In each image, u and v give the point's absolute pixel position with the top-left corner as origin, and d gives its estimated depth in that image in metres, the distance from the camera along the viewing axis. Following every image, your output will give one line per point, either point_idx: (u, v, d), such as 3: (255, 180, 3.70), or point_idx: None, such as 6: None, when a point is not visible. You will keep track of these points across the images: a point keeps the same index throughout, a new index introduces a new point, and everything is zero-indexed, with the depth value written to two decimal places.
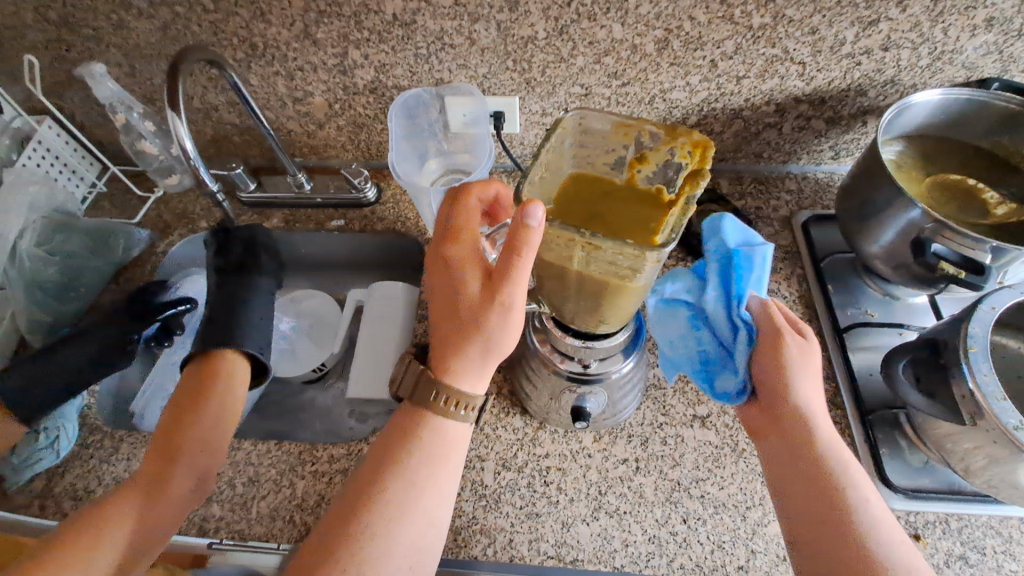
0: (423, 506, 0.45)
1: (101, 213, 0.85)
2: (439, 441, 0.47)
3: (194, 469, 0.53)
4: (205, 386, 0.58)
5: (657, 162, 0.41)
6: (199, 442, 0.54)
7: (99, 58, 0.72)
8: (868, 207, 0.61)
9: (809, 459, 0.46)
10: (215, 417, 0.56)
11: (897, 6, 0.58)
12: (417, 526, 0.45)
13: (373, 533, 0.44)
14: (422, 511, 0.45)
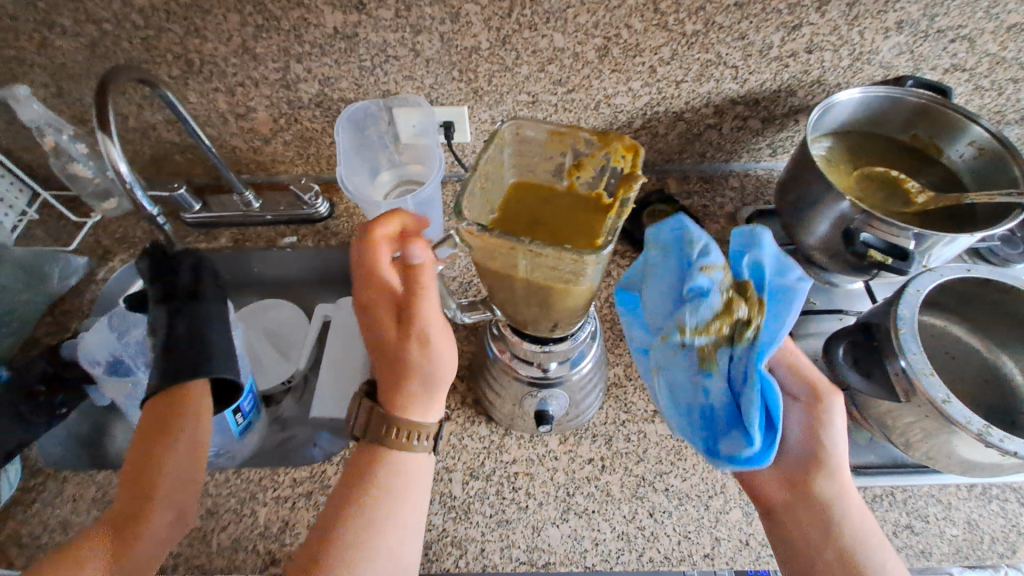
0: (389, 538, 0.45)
1: (33, 241, 0.80)
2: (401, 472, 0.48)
3: (174, 499, 0.51)
4: (177, 417, 0.54)
5: (594, 167, 0.42)
6: (178, 476, 0.52)
7: (21, 79, 0.68)
8: (804, 201, 0.64)
9: (832, 558, 0.44)
10: (189, 449, 0.53)
11: (817, 11, 0.62)
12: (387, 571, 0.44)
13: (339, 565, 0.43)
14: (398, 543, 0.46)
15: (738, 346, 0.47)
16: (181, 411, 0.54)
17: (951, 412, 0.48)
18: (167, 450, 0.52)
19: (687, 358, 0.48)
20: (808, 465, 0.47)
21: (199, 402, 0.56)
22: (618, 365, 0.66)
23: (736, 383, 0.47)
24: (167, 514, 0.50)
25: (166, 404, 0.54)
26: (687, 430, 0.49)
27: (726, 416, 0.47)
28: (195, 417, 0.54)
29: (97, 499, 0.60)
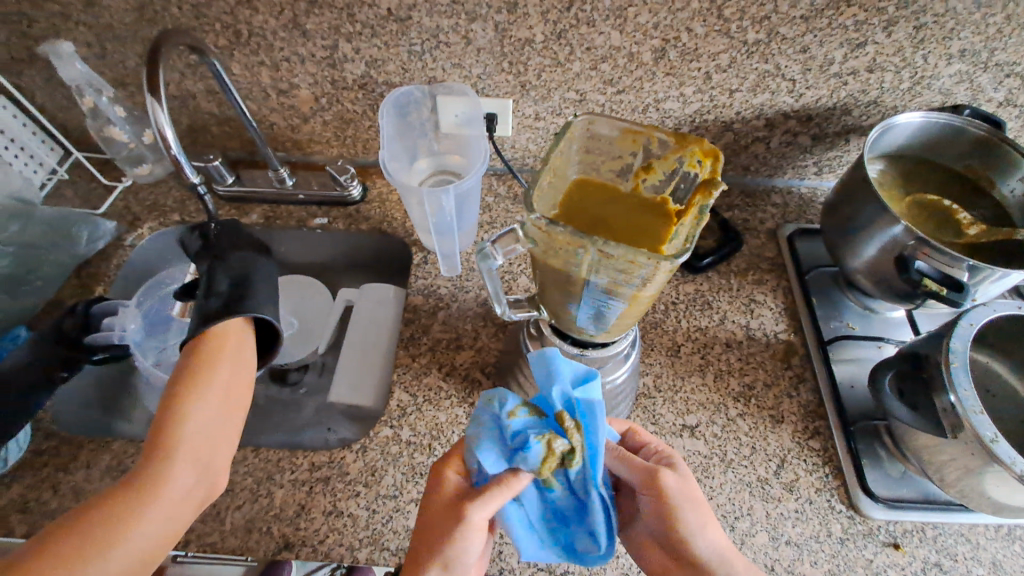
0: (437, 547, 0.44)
1: (62, 201, 0.79)
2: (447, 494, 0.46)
3: (206, 455, 0.47)
4: (209, 363, 0.50)
5: (665, 170, 0.40)
6: (207, 427, 0.48)
7: (66, 37, 0.67)
8: (852, 223, 0.63)
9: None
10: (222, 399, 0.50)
11: (884, 30, 0.60)
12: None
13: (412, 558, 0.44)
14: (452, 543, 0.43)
15: (572, 468, 0.43)
16: (214, 357, 0.51)
17: (998, 452, 0.46)
18: (198, 397, 0.49)
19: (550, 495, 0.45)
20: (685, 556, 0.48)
21: (233, 349, 0.53)
22: (648, 375, 0.64)
23: (577, 493, 0.44)
24: (191, 475, 0.46)
25: (201, 350, 0.51)
26: (540, 540, 0.46)
27: (575, 513, 0.46)
28: (228, 367, 0.51)
29: (112, 467, 0.59)
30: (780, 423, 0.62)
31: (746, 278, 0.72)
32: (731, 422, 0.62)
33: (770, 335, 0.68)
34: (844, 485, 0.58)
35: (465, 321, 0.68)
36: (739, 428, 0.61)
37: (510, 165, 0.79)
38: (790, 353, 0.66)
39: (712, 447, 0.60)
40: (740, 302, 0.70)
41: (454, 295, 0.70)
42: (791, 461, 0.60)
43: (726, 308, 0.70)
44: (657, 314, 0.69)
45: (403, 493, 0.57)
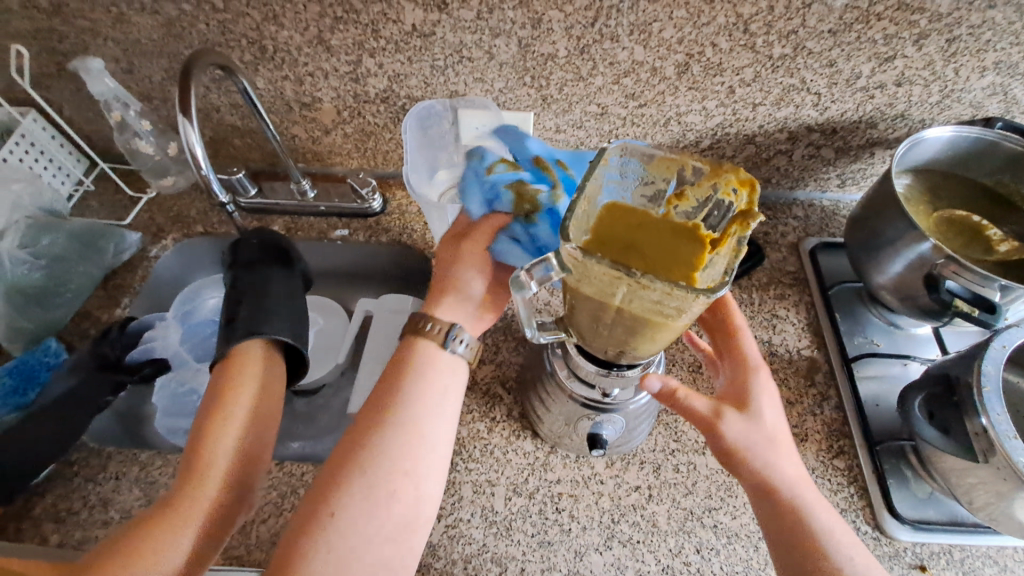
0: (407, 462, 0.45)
1: (88, 212, 0.81)
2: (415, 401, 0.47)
3: (236, 475, 0.48)
4: (233, 387, 0.52)
5: (697, 197, 0.41)
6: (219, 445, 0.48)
7: (95, 51, 0.68)
8: (878, 239, 0.62)
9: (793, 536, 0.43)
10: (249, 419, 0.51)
11: (914, 44, 0.59)
12: (411, 452, 0.45)
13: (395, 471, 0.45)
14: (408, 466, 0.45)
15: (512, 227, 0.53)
16: (236, 381, 0.52)
17: None
18: (225, 422, 0.49)
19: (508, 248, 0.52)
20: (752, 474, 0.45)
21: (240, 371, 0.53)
22: None
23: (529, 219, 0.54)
24: (228, 496, 0.47)
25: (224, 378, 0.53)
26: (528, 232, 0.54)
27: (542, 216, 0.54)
28: (249, 393, 0.52)
29: (139, 479, 0.60)
30: (803, 442, 0.61)
31: (767, 293, 0.72)
32: None
33: (793, 351, 0.67)
34: (870, 506, 0.58)
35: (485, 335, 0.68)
36: None
37: None
38: (813, 370, 0.66)
39: None
40: (762, 317, 0.70)
41: None
42: (815, 481, 0.59)
43: (748, 323, 0.69)
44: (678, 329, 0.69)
45: None
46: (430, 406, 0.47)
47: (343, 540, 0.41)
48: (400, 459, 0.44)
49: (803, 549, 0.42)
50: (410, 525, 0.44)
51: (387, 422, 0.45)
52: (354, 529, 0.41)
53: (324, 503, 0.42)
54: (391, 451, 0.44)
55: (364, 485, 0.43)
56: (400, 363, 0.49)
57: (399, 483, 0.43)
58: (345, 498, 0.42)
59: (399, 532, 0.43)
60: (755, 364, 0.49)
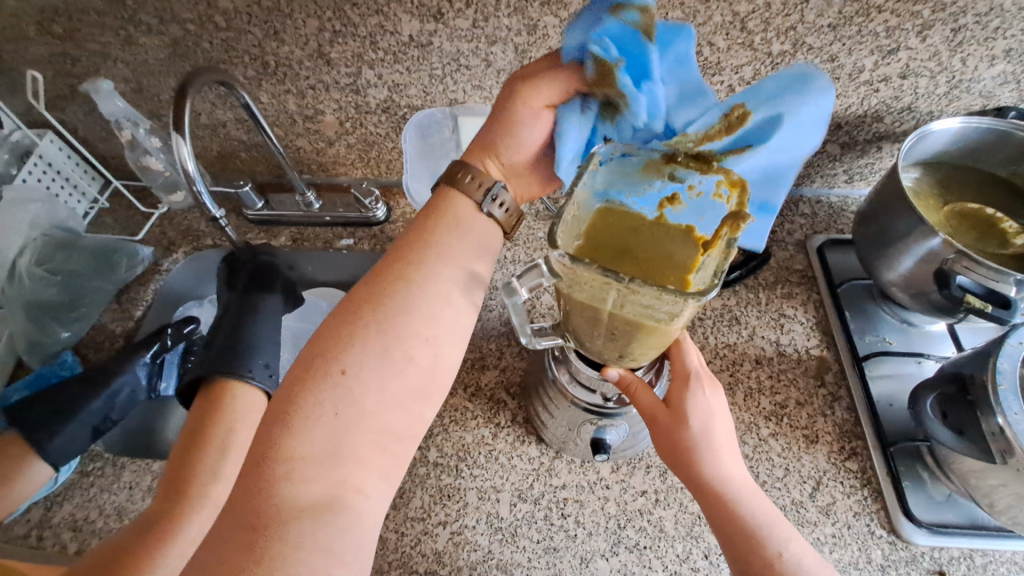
0: (415, 332, 0.44)
1: (103, 228, 0.83)
2: (431, 268, 0.46)
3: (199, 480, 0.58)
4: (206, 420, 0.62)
5: (690, 200, 0.42)
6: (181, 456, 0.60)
7: (106, 73, 0.70)
8: (887, 235, 0.61)
9: (736, 534, 0.44)
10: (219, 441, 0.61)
11: (918, 36, 0.58)
12: (436, 315, 0.45)
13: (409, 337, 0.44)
14: (416, 333, 0.44)
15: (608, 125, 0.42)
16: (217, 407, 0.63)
17: None
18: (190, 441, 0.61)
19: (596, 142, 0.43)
20: (693, 478, 0.46)
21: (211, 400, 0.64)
22: None
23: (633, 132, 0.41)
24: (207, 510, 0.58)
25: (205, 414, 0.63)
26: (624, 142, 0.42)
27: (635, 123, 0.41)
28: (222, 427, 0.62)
29: (153, 488, 0.62)
30: (814, 443, 0.60)
31: (775, 292, 0.71)
32: (763, 443, 0.60)
33: (801, 351, 0.66)
34: (884, 509, 0.56)
35: (489, 339, 0.68)
36: (772, 449, 0.60)
37: None
38: (823, 370, 0.65)
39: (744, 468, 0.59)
40: (769, 317, 0.69)
41: (478, 314, 0.70)
42: (826, 484, 0.58)
43: (755, 323, 0.68)
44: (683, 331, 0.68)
45: (431, 516, 0.57)
46: (458, 270, 0.47)
47: (356, 398, 0.41)
48: (420, 316, 0.45)
49: (738, 550, 0.44)
50: (422, 394, 0.45)
51: (415, 279, 0.46)
52: (366, 389, 0.42)
53: (335, 360, 0.42)
54: (419, 304, 0.45)
55: (381, 342, 0.43)
56: (436, 207, 0.48)
57: (419, 347, 0.44)
58: (358, 358, 0.42)
59: (410, 401, 0.44)
60: (690, 375, 0.47)
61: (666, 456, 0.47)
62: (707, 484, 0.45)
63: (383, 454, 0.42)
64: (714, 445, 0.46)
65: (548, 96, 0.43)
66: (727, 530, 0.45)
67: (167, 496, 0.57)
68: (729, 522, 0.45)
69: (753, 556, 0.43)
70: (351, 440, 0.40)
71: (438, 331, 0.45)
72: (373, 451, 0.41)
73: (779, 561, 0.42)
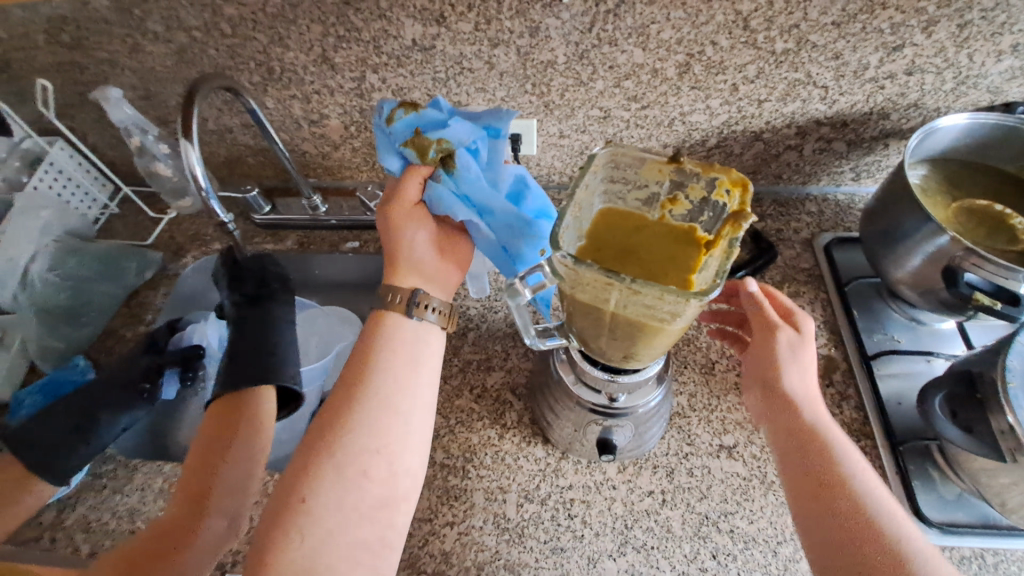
0: (369, 449, 0.45)
1: (114, 234, 0.85)
2: (374, 394, 0.46)
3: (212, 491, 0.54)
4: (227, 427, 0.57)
5: (691, 199, 0.41)
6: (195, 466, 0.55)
7: (114, 81, 0.71)
8: (894, 233, 0.60)
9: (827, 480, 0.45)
10: (238, 450, 0.55)
11: (923, 32, 0.58)
12: (389, 431, 0.46)
13: (364, 458, 0.44)
14: (372, 451, 0.45)
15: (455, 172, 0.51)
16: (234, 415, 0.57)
17: None
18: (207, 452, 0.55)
19: (461, 185, 0.51)
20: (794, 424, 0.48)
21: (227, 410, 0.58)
22: (682, 395, 0.63)
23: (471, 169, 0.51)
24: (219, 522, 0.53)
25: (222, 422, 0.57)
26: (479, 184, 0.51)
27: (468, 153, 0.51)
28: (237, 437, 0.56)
29: (164, 490, 0.62)
30: None
31: (781, 291, 0.70)
32: None
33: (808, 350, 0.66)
34: None
35: (494, 341, 0.68)
36: None
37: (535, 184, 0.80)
38: (831, 369, 0.64)
39: (752, 468, 0.58)
40: None
41: (484, 316, 0.70)
42: None
43: None
44: (689, 330, 0.68)
45: (438, 517, 0.57)
46: (405, 389, 0.47)
47: (321, 522, 0.42)
48: (378, 432, 0.45)
49: (825, 494, 0.45)
50: (387, 503, 0.45)
51: (360, 407, 0.46)
52: (330, 510, 0.42)
53: (296, 490, 0.43)
54: (367, 426, 0.45)
55: (335, 466, 0.43)
56: (367, 341, 0.49)
57: (377, 465, 0.45)
58: (315, 485, 0.43)
59: (376, 511, 0.44)
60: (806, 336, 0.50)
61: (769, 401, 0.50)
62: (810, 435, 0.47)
63: (358, 568, 0.42)
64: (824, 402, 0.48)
65: (410, 187, 0.52)
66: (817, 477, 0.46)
67: (181, 507, 0.53)
68: (821, 466, 0.46)
69: (838, 501, 0.44)
70: (322, 561, 0.41)
71: (395, 441, 0.46)
72: (349, 564, 0.42)
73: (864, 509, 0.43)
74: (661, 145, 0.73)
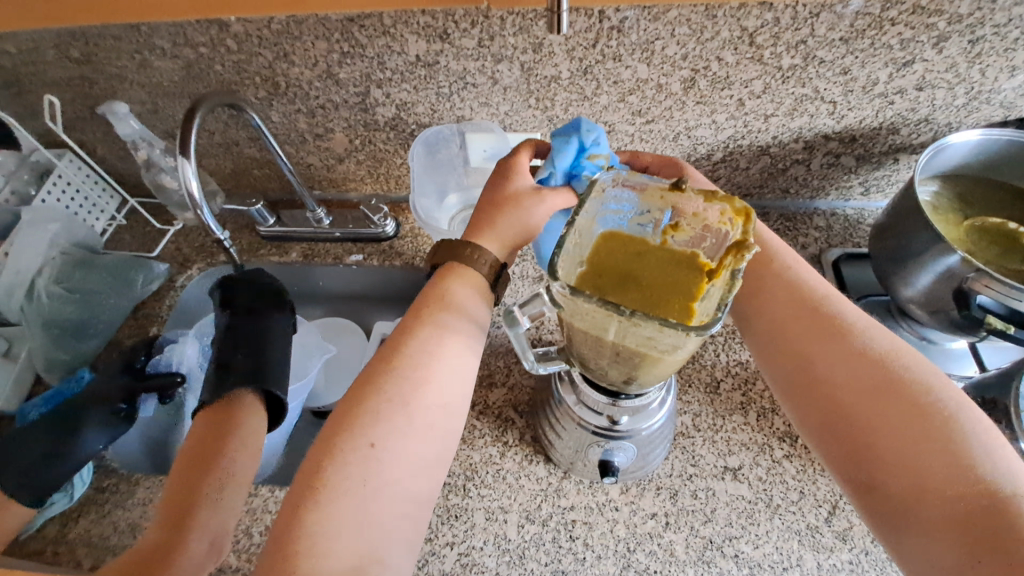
0: (427, 401, 0.46)
1: (120, 245, 0.85)
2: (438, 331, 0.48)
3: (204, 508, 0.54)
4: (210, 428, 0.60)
5: (694, 226, 0.41)
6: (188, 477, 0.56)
7: (122, 95, 0.72)
8: (904, 251, 0.59)
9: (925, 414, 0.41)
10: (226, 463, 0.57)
11: (934, 47, 0.57)
12: (448, 382, 0.47)
13: (427, 407, 0.45)
14: (433, 399, 0.46)
15: None
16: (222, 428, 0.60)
17: None
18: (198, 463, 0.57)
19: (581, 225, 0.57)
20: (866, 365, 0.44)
21: (216, 424, 0.60)
22: (686, 414, 0.62)
23: None
24: (205, 541, 0.53)
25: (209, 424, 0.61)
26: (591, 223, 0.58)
27: None
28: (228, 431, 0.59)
29: None
30: None
31: None
32: (777, 465, 0.59)
33: None
34: None
35: (496, 356, 0.68)
36: (786, 471, 0.58)
37: None
38: None
39: (757, 491, 0.57)
40: None
41: (486, 331, 0.70)
42: (843, 508, 0.56)
43: None
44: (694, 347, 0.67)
45: (437, 536, 0.57)
46: (463, 335, 0.49)
47: (386, 468, 0.42)
48: (433, 378, 0.46)
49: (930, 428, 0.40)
50: (441, 458, 0.47)
51: (433, 349, 0.48)
52: (396, 460, 0.43)
53: (363, 433, 0.43)
54: (434, 370, 0.47)
55: (404, 412, 0.44)
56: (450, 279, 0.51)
57: (434, 414, 0.46)
58: (384, 428, 0.43)
59: (428, 466, 0.45)
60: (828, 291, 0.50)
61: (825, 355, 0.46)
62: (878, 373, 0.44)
63: (406, 521, 0.43)
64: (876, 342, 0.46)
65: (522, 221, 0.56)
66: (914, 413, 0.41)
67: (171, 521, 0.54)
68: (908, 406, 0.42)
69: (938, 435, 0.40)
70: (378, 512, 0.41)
71: (445, 404, 0.47)
72: (400, 515, 0.43)
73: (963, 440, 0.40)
74: None
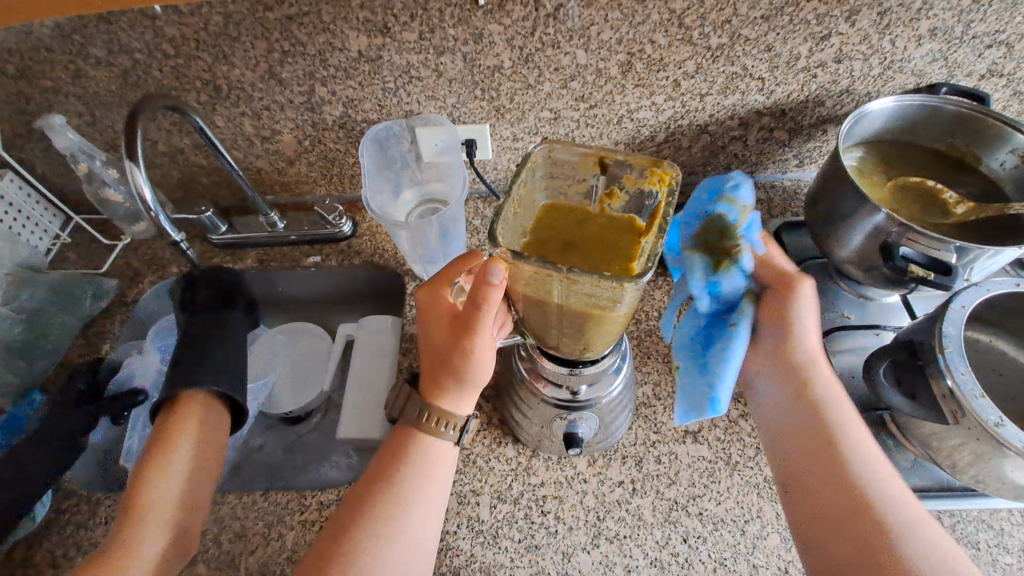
0: (414, 458, 0.47)
1: (66, 264, 0.82)
2: (435, 388, 0.46)
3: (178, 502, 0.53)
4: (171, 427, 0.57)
5: (628, 191, 0.43)
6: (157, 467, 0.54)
7: (58, 108, 0.70)
8: (836, 213, 0.62)
9: (850, 502, 0.46)
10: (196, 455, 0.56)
11: (846, 21, 0.61)
12: (439, 420, 0.47)
13: (416, 462, 0.47)
14: (425, 457, 0.47)
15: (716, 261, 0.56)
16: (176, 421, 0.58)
17: (1005, 436, 0.46)
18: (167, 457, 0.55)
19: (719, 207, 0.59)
20: (801, 420, 0.52)
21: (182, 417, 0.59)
22: (646, 384, 0.64)
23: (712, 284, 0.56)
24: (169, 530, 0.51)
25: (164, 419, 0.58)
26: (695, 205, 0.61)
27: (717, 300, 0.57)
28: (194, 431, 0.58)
29: None
30: None
31: None
32: (733, 424, 0.61)
33: None
34: None
35: None
36: (742, 429, 0.61)
37: (493, 188, 0.81)
38: None
39: (716, 451, 0.60)
40: None
41: None
42: None
43: None
44: (652, 321, 0.69)
45: None
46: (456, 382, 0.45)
47: (391, 527, 0.44)
48: (422, 435, 0.47)
49: (844, 502, 0.46)
50: (441, 486, 0.48)
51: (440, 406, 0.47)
52: (395, 516, 0.45)
53: (361, 515, 0.45)
54: (420, 429, 0.47)
55: (389, 483, 0.46)
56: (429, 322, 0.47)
57: (424, 463, 0.47)
58: (377, 501, 0.45)
59: (431, 495, 0.47)
60: (789, 283, 0.56)
61: (786, 432, 0.52)
62: (827, 406, 0.51)
63: (417, 552, 0.45)
64: (834, 382, 0.52)
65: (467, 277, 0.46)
66: (831, 469, 0.48)
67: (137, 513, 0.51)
68: (843, 475, 0.47)
69: (850, 491, 0.46)
70: (389, 554, 0.44)
71: (433, 446, 0.48)
72: (409, 548, 0.45)
73: (873, 498, 0.45)
74: (612, 142, 0.75)
